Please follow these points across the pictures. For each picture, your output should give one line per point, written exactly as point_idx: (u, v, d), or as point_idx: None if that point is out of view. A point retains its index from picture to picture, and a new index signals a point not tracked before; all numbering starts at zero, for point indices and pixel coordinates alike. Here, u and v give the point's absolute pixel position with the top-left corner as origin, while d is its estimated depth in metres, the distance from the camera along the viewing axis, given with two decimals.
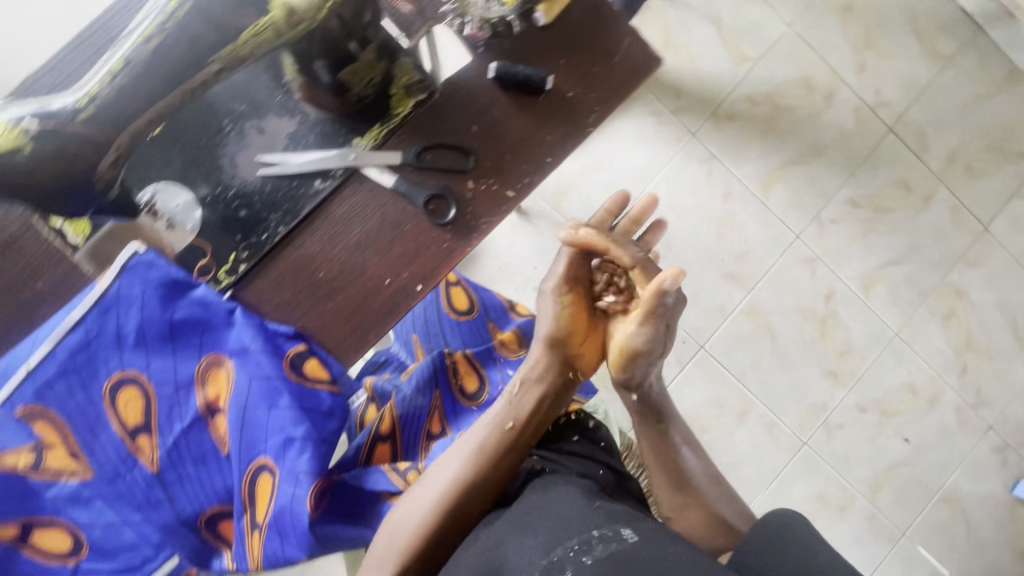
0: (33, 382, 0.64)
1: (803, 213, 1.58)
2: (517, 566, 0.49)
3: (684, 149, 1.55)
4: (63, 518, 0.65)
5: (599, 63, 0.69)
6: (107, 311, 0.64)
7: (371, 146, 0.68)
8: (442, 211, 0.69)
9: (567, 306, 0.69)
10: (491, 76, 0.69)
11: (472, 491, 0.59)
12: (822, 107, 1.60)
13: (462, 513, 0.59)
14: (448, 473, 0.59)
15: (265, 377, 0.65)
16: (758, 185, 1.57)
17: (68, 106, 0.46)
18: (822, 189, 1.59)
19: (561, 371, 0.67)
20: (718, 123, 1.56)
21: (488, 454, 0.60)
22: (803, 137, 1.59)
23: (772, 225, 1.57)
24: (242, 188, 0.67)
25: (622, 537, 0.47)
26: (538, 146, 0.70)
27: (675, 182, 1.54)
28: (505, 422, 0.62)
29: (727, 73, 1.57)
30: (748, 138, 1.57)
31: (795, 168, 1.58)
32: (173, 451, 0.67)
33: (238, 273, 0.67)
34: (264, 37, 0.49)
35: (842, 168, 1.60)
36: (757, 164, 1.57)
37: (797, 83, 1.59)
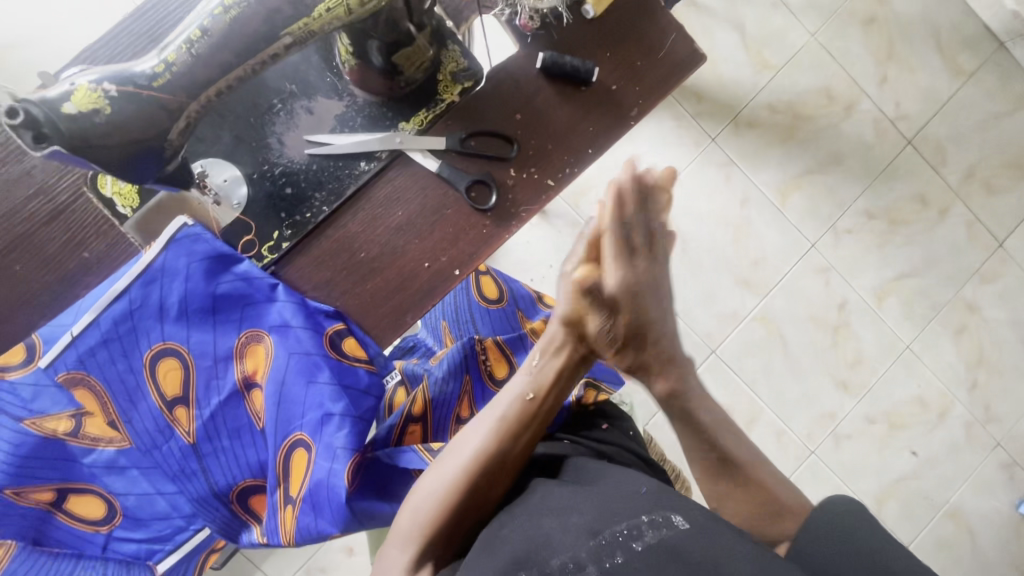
0: (75, 350, 0.64)
1: (819, 222, 1.59)
2: (564, 543, 0.51)
3: (703, 154, 1.56)
4: (99, 485, 0.67)
5: (644, 58, 0.70)
6: (150, 282, 0.65)
7: (417, 131, 0.69)
8: (483, 198, 0.70)
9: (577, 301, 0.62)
10: (538, 67, 0.69)
11: (497, 461, 0.60)
12: (842, 117, 1.60)
13: (488, 482, 0.60)
14: (473, 444, 0.60)
15: (305, 352, 0.66)
16: (775, 193, 1.58)
17: (146, 71, 0.48)
18: (839, 199, 1.59)
19: (578, 351, 0.65)
20: (738, 129, 1.57)
21: (510, 423, 0.61)
22: (822, 146, 1.60)
23: (788, 232, 1.57)
24: (289, 167, 0.68)
25: (673, 524, 0.50)
26: (581, 136, 0.70)
27: (693, 187, 1.55)
28: (527, 393, 0.63)
29: (749, 80, 1.57)
30: (767, 145, 1.58)
31: (813, 178, 1.59)
32: (209, 423, 0.68)
33: (281, 251, 0.68)
34: (337, 14, 0.49)
35: (860, 179, 1.60)
36: (775, 171, 1.58)
37: (819, 93, 1.60)
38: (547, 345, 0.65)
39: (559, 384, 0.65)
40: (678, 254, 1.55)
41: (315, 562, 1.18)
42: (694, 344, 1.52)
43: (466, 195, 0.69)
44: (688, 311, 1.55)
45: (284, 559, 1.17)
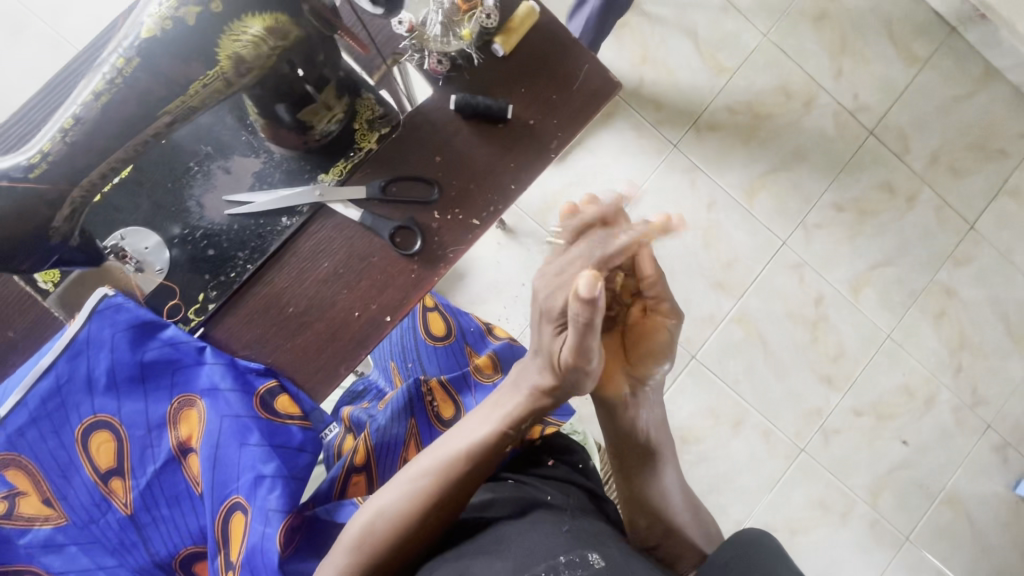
0: (4, 431, 0.64)
1: (788, 219, 1.59)
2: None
3: (666, 161, 1.57)
4: (36, 565, 0.65)
5: (560, 90, 0.71)
6: (76, 356, 0.65)
7: (337, 181, 0.69)
8: (409, 242, 0.70)
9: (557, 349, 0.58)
10: (452, 107, 0.70)
11: (443, 504, 0.58)
12: (802, 113, 1.61)
13: (430, 530, 0.59)
14: (417, 487, 0.58)
15: (236, 414, 0.65)
16: (741, 193, 1.58)
17: (19, 164, 0.48)
18: (805, 195, 1.60)
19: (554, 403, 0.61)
20: (699, 133, 1.58)
21: (477, 475, 0.59)
22: (784, 144, 1.60)
23: (758, 232, 1.57)
24: (209, 229, 0.67)
25: (588, 563, 0.51)
26: (502, 173, 0.71)
27: (658, 195, 1.56)
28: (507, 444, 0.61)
29: (706, 84, 1.59)
30: (730, 147, 1.58)
31: (778, 175, 1.59)
32: (146, 492, 0.67)
33: (207, 312, 0.67)
34: (213, 88, 0.51)
35: (825, 173, 1.61)
36: (740, 172, 1.58)
37: (776, 91, 1.61)
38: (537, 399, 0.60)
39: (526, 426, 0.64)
40: None
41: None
42: None
43: (389, 240, 0.69)
44: None
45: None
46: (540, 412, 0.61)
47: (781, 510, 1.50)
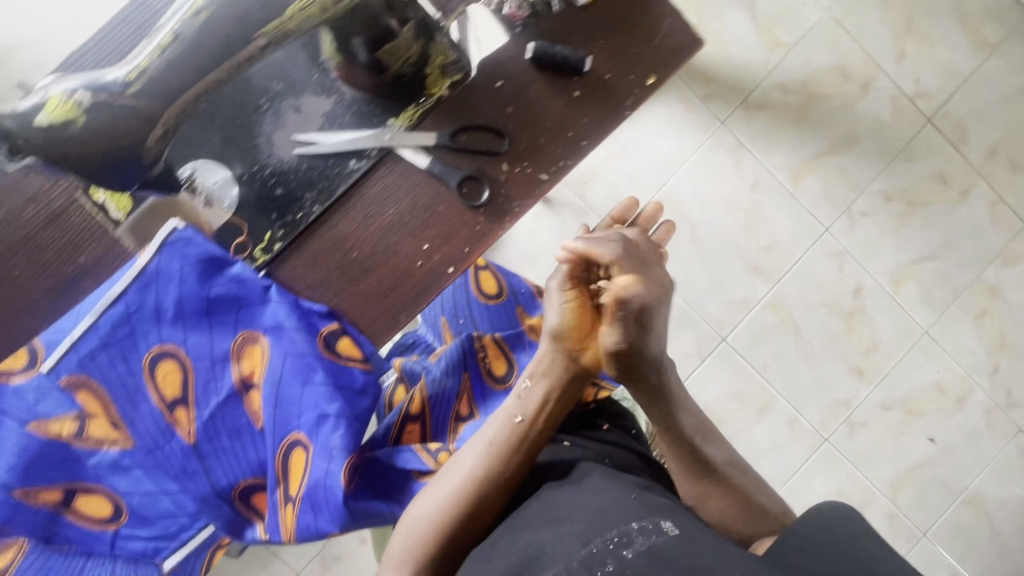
0: (77, 353, 0.66)
1: (834, 206, 1.54)
2: (556, 550, 0.52)
3: (712, 138, 1.52)
4: (104, 485, 0.68)
5: (639, 44, 0.68)
6: (147, 286, 0.66)
7: (407, 127, 0.68)
8: (475, 193, 0.69)
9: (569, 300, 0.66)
10: (528, 57, 0.68)
11: (493, 483, 0.61)
12: (858, 96, 1.55)
13: (475, 509, 0.60)
14: (465, 468, 0.61)
15: (300, 353, 0.66)
16: (787, 176, 1.53)
17: (120, 78, 0.49)
18: (854, 181, 1.54)
19: (568, 367, 0.66)
20: (748, 111, 1.52)
21: (497, 449, 0.62)
22: (836, 127, 1.54)
23: (801, 217, 1.53)
24: (278, 168, 0.67)
25: (662, 530, 0.51)
26: (573, 129, 0.69)
27: (701, 173, 1.52)
28: (515, 415, 0.64)
29: (760, 60, 1.52)
30: (779, 127, 1.53)
31: (826, 160, 1.54)
32: (209, 424, 0.68)
33: (273, 252, 0.67)
34: (309, 13, 0.51)
35: (877, 160, 1.55)
36: (786, 154, 1.53)
37: (833, 72, 1.54)
38: (536, 368, 0.67)
39: (553, 406, 0.65)
40: (687, 242, 1.52)
41: (328, 552, 1.39)
42: (703, 332, 1.50)
43: (457, 190, 0.68)
44: (697, 299, 1.52)
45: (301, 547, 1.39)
46: (558, 380, 0.66)
47: (799, 497, 1.49)
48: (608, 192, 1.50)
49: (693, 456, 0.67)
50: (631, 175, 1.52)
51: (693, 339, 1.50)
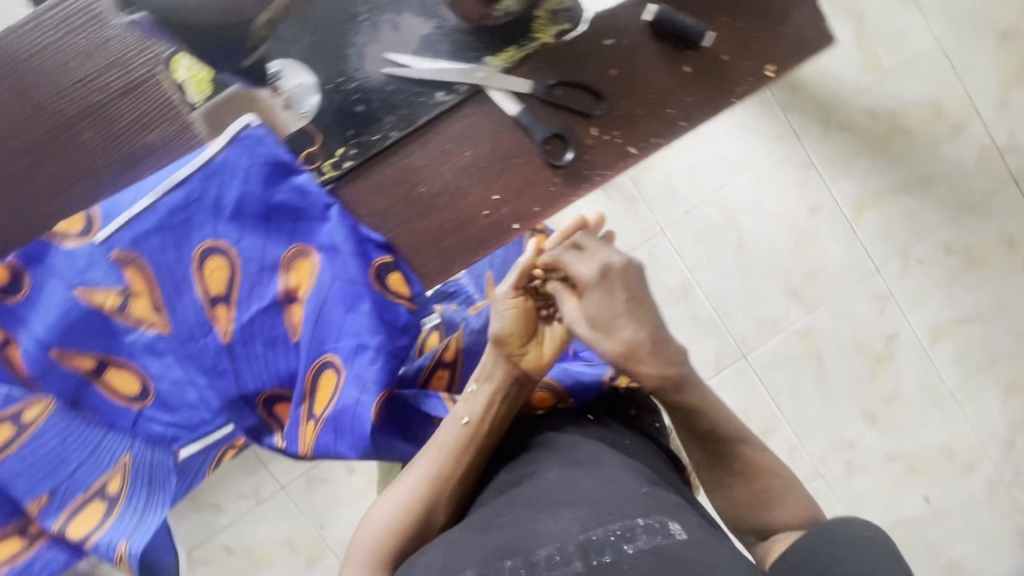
0: (131, 230, 0.65)
1: (890, 247, 1.46)
2: (549, 530, 0.47)
3: (782, 150, 1.45)
4: (136, 363, 0.68)
5: (765, 30, 0.63)
6: (211, 177, 0.65)
7: (503, 68, 0.65)
8: (559, 152, 0.66)
9: (515, 307, 0.62)
10: (646, 19, 0.64)
11: (447, 482, 0.61)
12: (946, 139, 1.46)
13: (430, 508, 0.61)
14: (417, 472, 0.62)
15: (349, 278, 0.64)
16: (850, 206, 1.46)
17: None
18: (918, 225, 1.46)
19: (510, 373, 0.62)
20: (827, 130, 1.45)
21: (445, 452, 0.61)
22: (914, 165, 1.46)
23: (853, 250, 1.46)
24: (364, 84, 0.65)
25: (670, 533, 0.45)
26: (674, 105, 0.65)
27: (762, 183, 1.45)
28: (461, 417, 0.62)
29: (853, 79, 1.44)
30: (855, 153, 1.45)
31: (895, 197, 1.46)
32: (246, 327, 0.68)
33: (342, 169, 0.65)
34: None
35: (948, 208, 1.47)
36: (856, 183, 1.46)
37: (926, 106, 1.45)
38: (478, 373, 0.63)
39: (499, 406, 0.63)
40: (730, 251, 1.46)
41: (315, 473, 1.43)
42: (724, 344, 1.46)
43: (541, 146, 0.65)
44: (727, 311, 1.47)
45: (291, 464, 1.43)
46: (502, 387, 0.62)
47: None
48: (663, 183, 1.45)
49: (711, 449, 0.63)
50: (689, 170, 1.46)
51: (712, 349, 1.46)
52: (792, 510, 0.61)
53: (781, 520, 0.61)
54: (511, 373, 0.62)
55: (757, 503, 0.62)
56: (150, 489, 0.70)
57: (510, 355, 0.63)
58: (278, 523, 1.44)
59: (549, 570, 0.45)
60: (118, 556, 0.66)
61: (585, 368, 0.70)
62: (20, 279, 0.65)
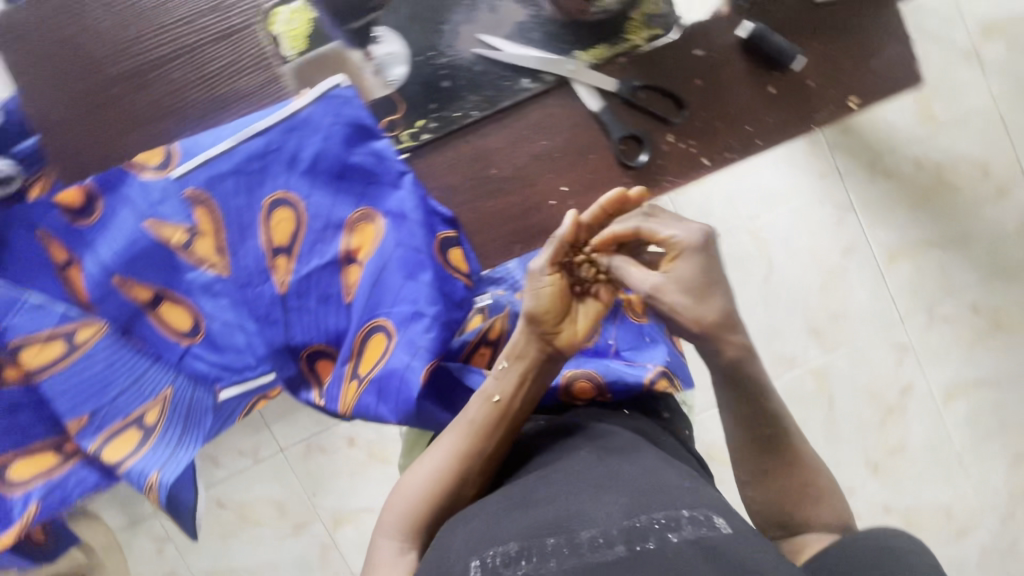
0: (207, 171, 0.67)
1: (917, 300, 1.45)
2: (594, 512, 0.49)
3: (824, 188, 1.43)
4: (191, 301, 0.70)
5: (854, 61, 0.64)
6: (292, 130, 0.66)
7: (591, 65, 0.66)
8: (633, 154, 0.67)
9: (552, 285, 0.61)
10: (739, 36, 0.64)
11: (478, 458, 0.62)
12: (989, 200, 1.46)
13: (459, 482, 0.62)
14: (449, 447, 0.62)
15: (414, 247, 0.66)
16: (884, 253, 1.44)
17: None
18: (948, 282, 1.45)
19: (541, 351, 0.62)
20: (871, 175, 1.43)
21: (475, 429, 0.62)
22: (953, 222, 1.45)
23: (880, 298, 1.44)
24: (453, 62, 0.66)
25: (715, 526, 0.46)
26: (754, 123, 0.66)
27: (800, 219, 1.43)
28: (492, 394, 0.62)
29: (905, 128, 1.44)
30: (896, 201, 1.44)
31: (929, 251, 1.45)
32: (304, 281, 0.69)
33: (419, 141, 0.67)
34: None
35: (979, 269, 1.46)
36: (894, 231, 1.44)
37: (973, 165, 1.45)
38: (509, 350, 0.63)
39: (531, 385, 0.63)
40: (758, 281, 1.44)
41: (316, 442, 1.44)
42: None
43: (617, 145, 0.66)
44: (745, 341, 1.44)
45: (292, 429, 1.44)
46: (533, 365, 0.62)
47: None
48: (700, 203, 1.42)
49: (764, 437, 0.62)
50: (727, 194, 1.43)
51: None
52: (830, 510, 0.60)
53: (820, 518, 0.60)
54: (544, 350, 0.62)
55: (801, 497, 0.61)
56: (185, 427, 0.71)
57: (543, 333, 0.62)
58: (270, 485, 1.45)
59: (591, 550, 0.46)
60: (150, 484, 0.68)
61: (627, 368, 0.71)
62: (95, 202, 0.67)
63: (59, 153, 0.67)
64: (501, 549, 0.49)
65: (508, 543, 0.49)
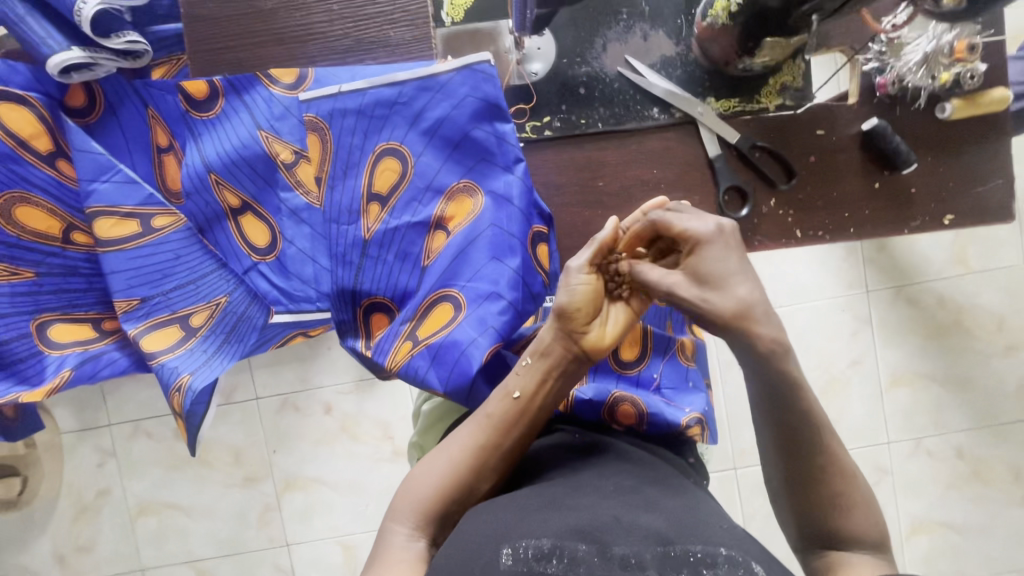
0: (333, 103, 0.68)
1: (908, 429, 1.42)
2: (630, 529, 0.50)
3: (848, 299, 1.42)
4: (275, 220, 0.71)
5: (957, 184, 0.69)
6: (426, 90, 0.68)
7: (719, 113, 0.69)
8: (733, 206, 0.70)
9: (591, 284, 0.58)
10: (862, 128, 0.68)
11: (495, 454, 0.59)
12: (997, 354, 1.44)
13: (475, 477, 0.58)
14: (467, 440, 0.59)
15: (508, 232, 0.66)
16: (887, 376, 1.42)
17: None
18: (941, 419, 1.42)
19: (566, 350, 0.59)
20: (895, 298, 1.42)
21: (492, 424, 0.59)
22: (958, 365, 1.43)
23: (874, 415, 1.41)
24: (594, 73, 0.69)
25: (752, 570, 0.48)
26: (852, 212, 0.69)
27: (818, 318, 1.41)
28: (512, 391, 0.60)
29: (937, 262, 1.43)
30: (911, 328, 1.43)
31: (930, 385, 1.43)
32: (388, 233, 0.69)
33: (539, 135, 0.70)
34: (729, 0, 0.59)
35: (973, 416, 1.43)
36: (901, 356, 1.42)
37: (991, 318, 1.44)
38: (533, 347, 0.60)
39: (553, 383, 0.60)
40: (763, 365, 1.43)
41: (292, 399, 1.41)
42: None
43: (721, 195, 0.69)
44: None
45: (274, 380, 1.41)
46: (557, 363, 0.59)
47: None
48: None
49: (794, 462, 0.52)
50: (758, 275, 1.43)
51: None
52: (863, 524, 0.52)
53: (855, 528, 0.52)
54: (568, 349, 0.59)
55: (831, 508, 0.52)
56: (228, 337, 0.72)
57: (573, 331, 0.59)
58: (236, 429, 1.42)
59: (622, 569, 0.47)
60: (178, 384, 0.67)
61: (665, 406, 0.71)
62: (216, 100, 0.68)
63: (197, 42, 0.69)
64: (533, 542, 0.49)
65: (542, 538, 0.49)
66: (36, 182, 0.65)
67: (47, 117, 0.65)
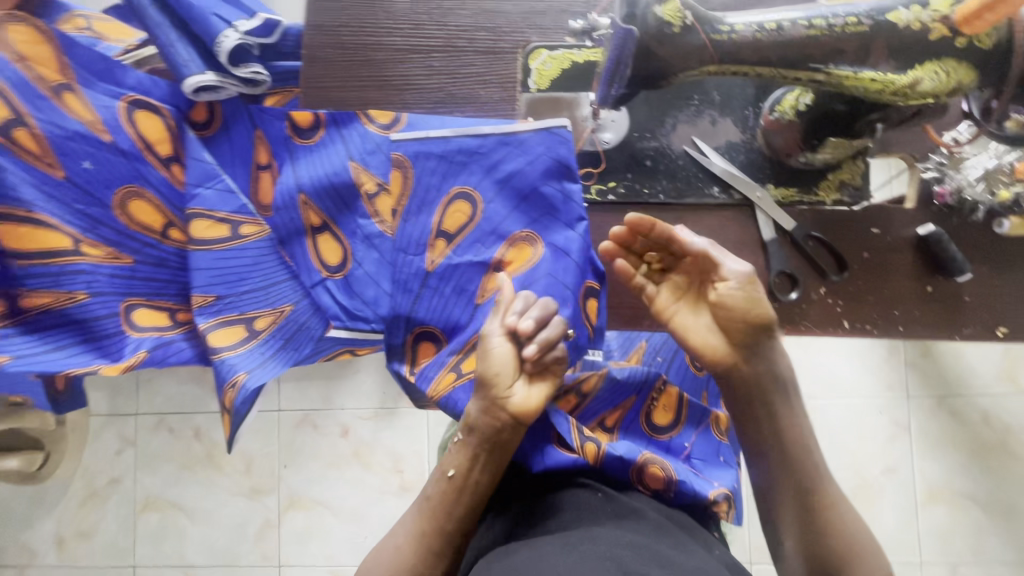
0: (419, 146, 0.74)
1: (944, 551, 1.33)
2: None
3: (885, 400, 1.38)
4: (348, 241, 0.77)
5: (1010, 298, 0.70)
6: (506, 145, 0.73)
7: (776, 200, 0.73)
8: (783, 289, 0.72)
9: (506, 345, 0.62)
10: (918, 232, 0.70)
11: (441, 534, 0.61)
12: None
13: (424, 563, 0.60)
14: (412, 524, 0.62)
15: (562, 282, 0.70)
16: (924, 489, 1.35)
17: (716, 24, 0.57)
18: (981, 545, 1.33)
19: (490, 419, 0.62)
20: (937, 408, 1.37)
21: (432, 507, 0.62)
22: (1004, 489, 1.35)
23: (907, 529, 1.34)
24: (661, 148, 0.74)
25: None
26: (902, 311, 0.70)
27: (851, 417, 1.37)
28: (446, 470, 0.64)
29: (985, 377, 1.37)
30: (953, 443, 1.36)
31: (970, 506, 1.35)
32: (450, 268, 0.74)
33: (603, 198, 0.74)
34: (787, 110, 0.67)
35: (1018, 548, 1.33)
36: (941, 470, 1.36)
37: None
38: (461, 426, 0.64)
39: (485, 457, 0.63)
40: None
41: (313, 417, 1.44)
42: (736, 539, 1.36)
43: (773, 276, 0.71)
44: None
45: (300, 395, 1.44)
46: (485, 432, 0.62)
47: None
48: None
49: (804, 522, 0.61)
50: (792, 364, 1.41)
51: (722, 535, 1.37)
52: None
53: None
54: (494, 420, 0.62)
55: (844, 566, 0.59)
56: (285, 343, 0.77)
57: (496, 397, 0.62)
58: (254, 437, 1.44)
59: None
60: (234, 380, 0.71)
61: (694, 476, 0.71)
62: (318, 130, 0.76)
63: (309, 80, 0.77)
64: None
65: None
66: (151, 180, 0.74)
67: (174, 127, 0.74)
